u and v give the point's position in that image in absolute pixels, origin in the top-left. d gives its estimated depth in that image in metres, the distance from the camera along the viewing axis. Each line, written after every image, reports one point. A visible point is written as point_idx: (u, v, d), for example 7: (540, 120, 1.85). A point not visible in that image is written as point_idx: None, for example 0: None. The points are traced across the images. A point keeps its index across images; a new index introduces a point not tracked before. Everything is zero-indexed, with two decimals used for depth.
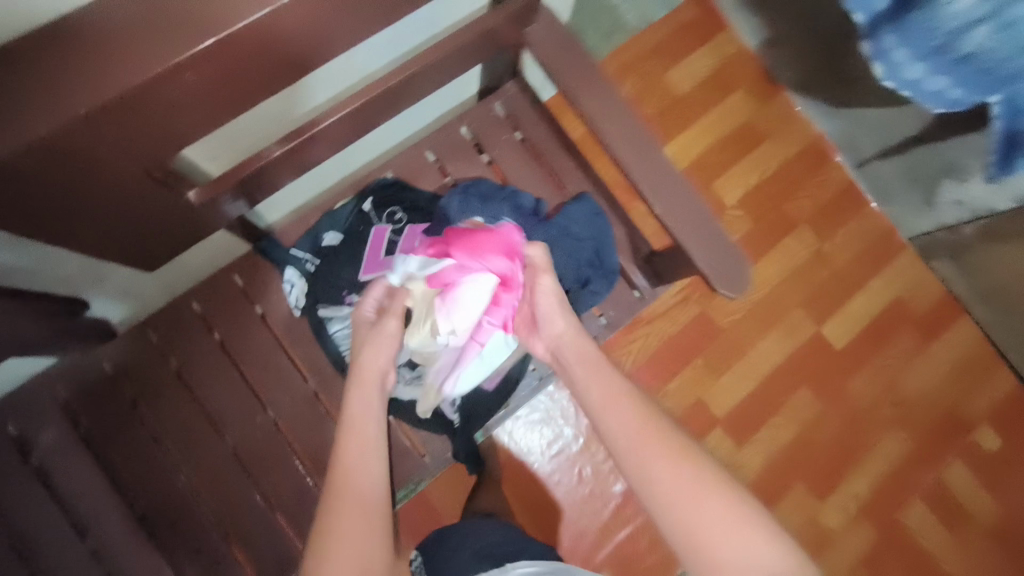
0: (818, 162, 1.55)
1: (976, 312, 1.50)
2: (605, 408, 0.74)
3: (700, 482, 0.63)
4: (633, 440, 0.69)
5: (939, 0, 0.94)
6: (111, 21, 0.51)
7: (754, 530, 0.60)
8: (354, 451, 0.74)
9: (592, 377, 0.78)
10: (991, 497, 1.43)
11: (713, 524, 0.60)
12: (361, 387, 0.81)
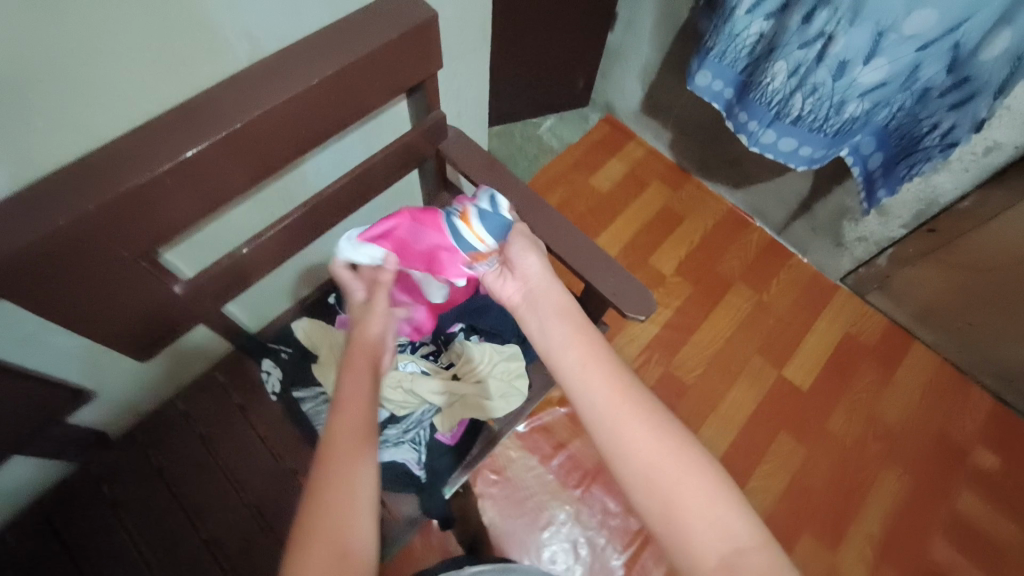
0: (737, 226, 1.72)
1: (923, 335, 1.56)
2: (583, 376, 0.65)
3: (680, 463, 0.58)
4: (611, 411, 0.61)
5: (762, 83, 1.16)
6: (113, 153, 0.63)
7: (724, 503, 0.56)
8: (348, 428, 0.59)
9: (569, 337, 0.69)
10: (1007, 519, 1.37)
11: (691, 488, 0.57)
12: (361, 361, 0.70)
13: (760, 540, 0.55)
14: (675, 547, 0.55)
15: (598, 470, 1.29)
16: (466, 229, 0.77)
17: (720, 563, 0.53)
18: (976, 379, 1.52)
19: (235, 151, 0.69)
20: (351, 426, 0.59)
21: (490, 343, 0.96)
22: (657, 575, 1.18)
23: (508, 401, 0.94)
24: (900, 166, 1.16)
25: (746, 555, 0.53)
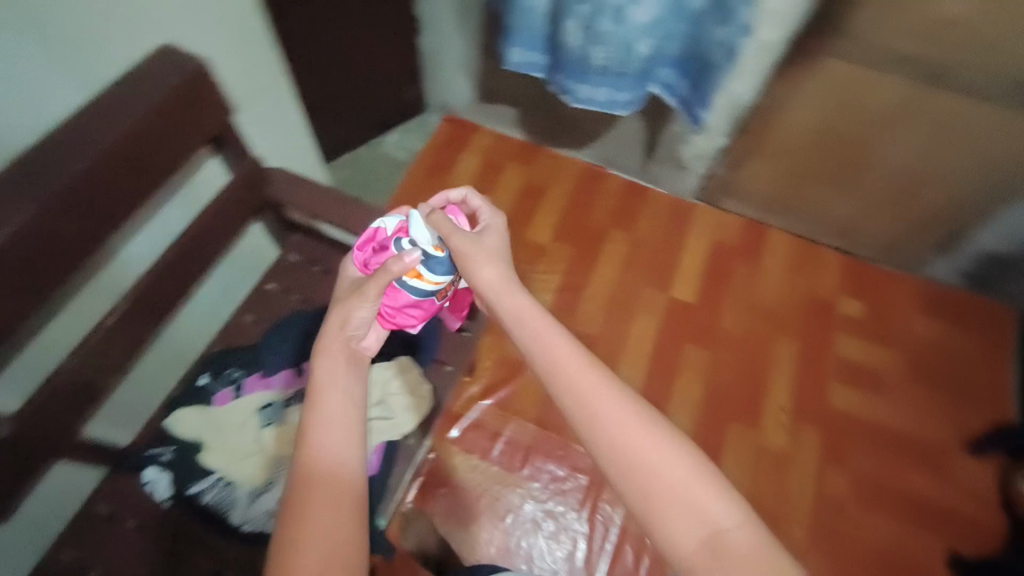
0: (596, 178, 1.76)
1: (773, 221, 1.68)
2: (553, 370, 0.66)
3: (655, 445, 0.60)
4: (587, 400, 0.63)
5: (561, 41, 1.20)
6: None
7: (706, 488, 0.57)
8: (332, 435, 0.64)
9: (540, 331, 0.71)
10: (883, 349, 1.52)
11: (668, 476, 0.58)
12: (340, 357, 0.72)
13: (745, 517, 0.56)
14: (655, 528, 0.57)
15: (536, 443, 1.32)
16: (420, 284, 0.87)
17: (699, 541, 0.55)
18: (827, 246, 1.66)
19: (8, 266, 0.63)
20: (330, 432, 0.64)
21: (382, 363, 0.98)
22: (617, 514, 1.25)
23: (417, 403, 0.95)
24: (703, 85, 1.25)
25: (724, 534, 0.55)
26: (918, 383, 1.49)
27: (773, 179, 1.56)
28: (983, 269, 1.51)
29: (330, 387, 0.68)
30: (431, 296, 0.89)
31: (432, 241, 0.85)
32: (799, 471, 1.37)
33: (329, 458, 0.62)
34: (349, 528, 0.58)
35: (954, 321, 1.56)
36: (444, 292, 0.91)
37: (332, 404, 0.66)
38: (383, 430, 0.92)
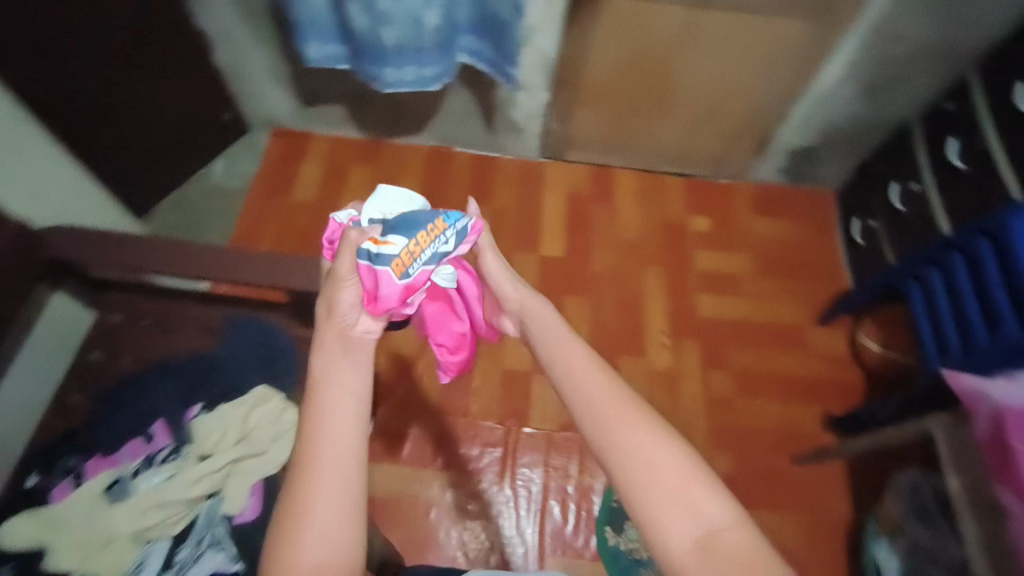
0: (442, 159, 1.75)
1: (617, 162, 1.77)
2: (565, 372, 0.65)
3: (663, 454, 0.57)
4: (602, 410, 0.61)
5: (352, 25, 1.16)
6: None
7: (702, 490, 0.55)
8: (335, 436, 0.56)
9: (559, 336, 0.70)
10: (734, 254, 1.67)
11: (664, 481, 0.55)
12: (339, 347, 0.64)
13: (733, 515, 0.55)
14: (651, 532, 0.55)
15: (442, 432, 1.34)
16: (379, 246, 0.73)
17: (694, 545, 0.53)
18: (668, 172, 1.77)
19: None
20: (331, 432, 0.56)
21: (228, 403, 0.91)
22: (534, 471, 1.31)
23: (285, 429, 0.89)
24: (504, 42, 1.27)
25: (719, 535, 0.53)
26: (767, 274, 1.65)
27: (600, 121, 1.63)
28: (797, 160, 1.68)
29: (331, 382, 0.60)
30: (389, 264, 0.73)
31: (391, 212, 0.80)
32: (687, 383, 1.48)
33: (330, 454, 0.55)
34: (349, 542, 0.52)
35: (786, 212, 1.74)
36: (406, 265, 0.74)
37: (332, 401, 0.58)
38: (253, 467, 0.85)
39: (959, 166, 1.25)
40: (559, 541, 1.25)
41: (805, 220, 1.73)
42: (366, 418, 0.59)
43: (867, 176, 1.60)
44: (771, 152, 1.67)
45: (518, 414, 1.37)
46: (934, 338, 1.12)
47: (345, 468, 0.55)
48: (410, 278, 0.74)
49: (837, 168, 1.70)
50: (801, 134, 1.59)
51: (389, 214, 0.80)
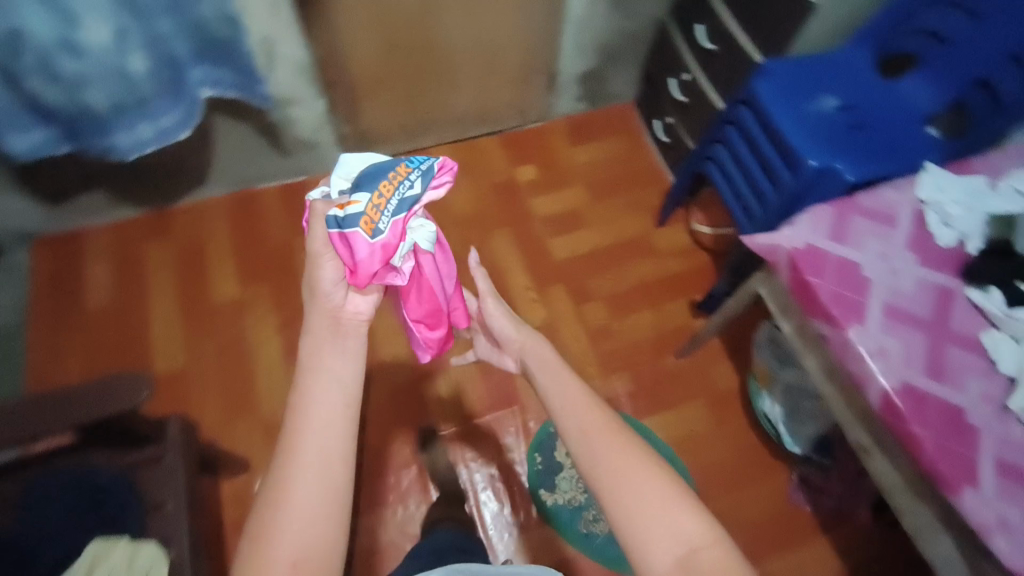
0: (244, 203, 1.59)
1: (428, 140, 1.70)
2: (562, 408, 0.70)
3: (659, 483, 0.61)
4: (601, 451, 0.64)
5: (46, 103, 1.04)
6: None
7: (681, 512, 0.60)
8: (321, 425, 0.59)
9: (558, 377, 0.74)
10: (566, 189, 1.71)
11: (654, 508, 0.60)
12: (326, 334, 0.66)
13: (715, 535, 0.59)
14: (644, 568, 0.58)
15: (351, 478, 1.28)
16: (344, 209, 0.71)
17: (676, 565, 0.57)
18: (479, 134, 1.75)
19: None
20: (317, 423, 0.59)
21: None
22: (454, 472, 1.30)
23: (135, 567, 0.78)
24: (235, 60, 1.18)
25: (699, 553, 0.58)
26: (602, 196, 1.71)
27: (390, 110, 1.56)
28: (590, 82, 1.72)
29: (320, 375, 0.62)
30: (357, 225, 0.70)
31: (346, 176, 0.78)
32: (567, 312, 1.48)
33: (316, 426, 0.59)
34: (331, 528, 0.55)
35: (598, 134, 1.80)
36: (374, 222, 0.71)
37: (320, 392, 0.61)
38: None
39: (711, 48, 1.35)
40: (500, 525, 1.26)
41: (617, 135, 1.80)
42: (350, 407, 0.61)
43: (653, 79, 1.68)
44: (564, 84, 1.69)
45: (420, 425, 1.34)
46: (738, 206, 1.20)
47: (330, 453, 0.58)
48: (382, 237, 0.71)
49: (628, 78, 1.76)
50: (582, 59, 1.62)
51: (349, 177, 0.78)
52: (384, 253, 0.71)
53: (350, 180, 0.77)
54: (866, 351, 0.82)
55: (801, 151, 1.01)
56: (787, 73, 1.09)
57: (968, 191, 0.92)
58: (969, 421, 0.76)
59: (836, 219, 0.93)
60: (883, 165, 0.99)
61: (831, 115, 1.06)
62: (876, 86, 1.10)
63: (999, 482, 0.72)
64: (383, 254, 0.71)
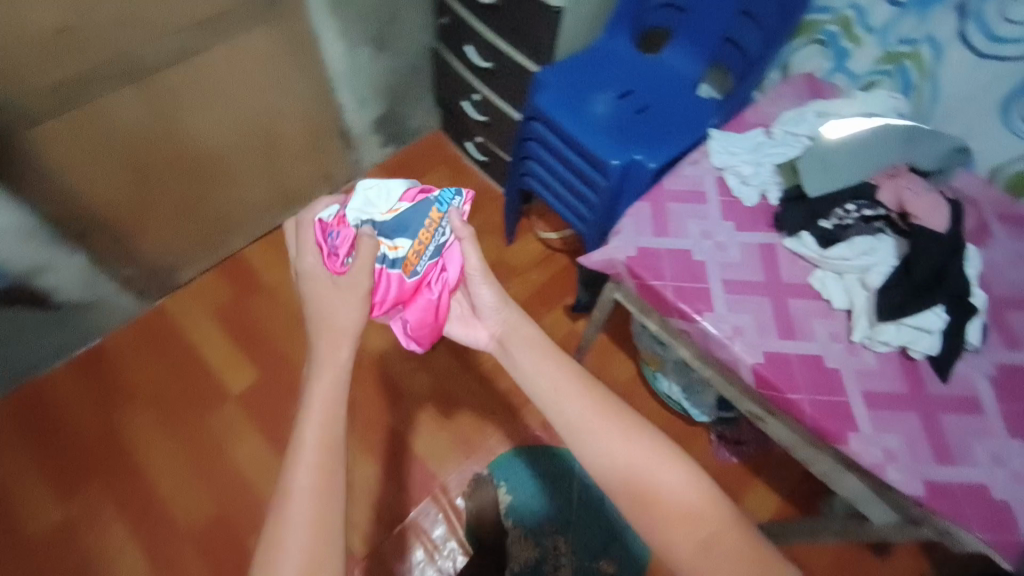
0: (33, 398, 1.29)
1: (236, 241, 1.46)
2: (555, 396, 0.72)
3: (661, 450, 0.66)
4: (586, 430, 0.68)
5: None
6: None
7: (685, 478, 0.63)
8: (320, 430, 0.59)
9: (539, 361, 0.76)
10: None
11: (664, 476, 0.64)
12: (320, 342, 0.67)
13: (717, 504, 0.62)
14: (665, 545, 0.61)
15: None
16: (388, 251, 0.81)
17: (698, 546, 0.60)
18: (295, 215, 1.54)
19: None
20: (315, 429, 0.59)
21: None
22: None
23: None
24: None
25: (719, 535, 0.60)
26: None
27: (175, 234, 1.33)
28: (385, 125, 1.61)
29: (317, 386, 0.63)
30: (398, 267, 0.81)
31: (384, 207, 0.82)
32: (450, 372, 1.37)
33: (316, 442, 0.58)
34: (339, 539, 0.55)
35: (417, 172, 1.70)
36: (413, 265, 0.82)
37: (317, 402, 0.61)
38: None
39: (486, 66, 1.31)
40: None
41: (435, 167, 1.71)
42: (343, 418, 0.61)
43: (448, 104, 1.61)
44: (361, 139, 1.57)
45: None
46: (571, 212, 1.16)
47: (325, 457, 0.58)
48: (416, 278, 0.82)
49: (424, 107, 1.67)
50: (368, 109, 1.50)
51: (393, 207, 0.82)
52: (411, 289, 0.83)
53: (392, 211, 0.81)
54: (726, 334, 0.82)
55: (601, 152, 1.01)
56: (561, 79, 1.09)
57: (751, 146, 0.96)
58: (830, 366, 0.79)
59: (655, 213, 0.92)
60: (676, 141, 1.02)
61: (615, 106, 1.08)
62: (643, 65, 1.14)
63: (872, 417, 0.76)
64: (409, 291, 0.83)
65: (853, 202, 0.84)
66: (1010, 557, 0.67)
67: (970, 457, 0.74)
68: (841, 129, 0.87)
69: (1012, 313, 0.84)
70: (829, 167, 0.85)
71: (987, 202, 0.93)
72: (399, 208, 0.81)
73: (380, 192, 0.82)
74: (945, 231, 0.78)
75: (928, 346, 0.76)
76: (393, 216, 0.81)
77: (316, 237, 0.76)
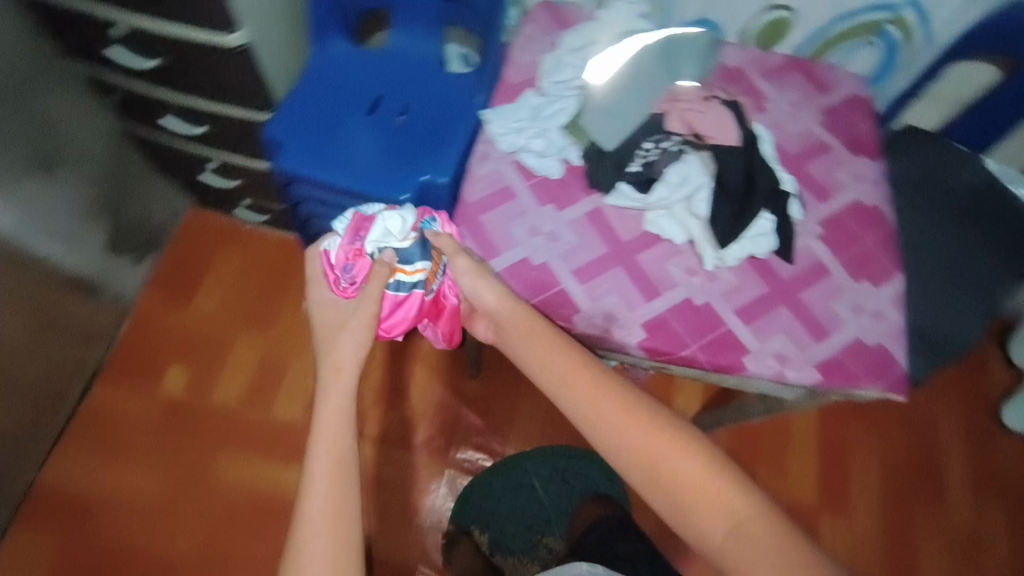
0: None
1: (22, 472, 1.18)
2: (564, 384, 0.63)
3: (678, 440, 0.59)
4: (599, 421, 0.61)
5: None
6: None
7: (706, 463, 0.58)
8: (329, 470, 0.59)
9: (542, 350, 0.66)
10: (229, 346, 1.35)
11: (685, 465, 0.57)
12: (328, 339, 0.68)
13: (743, 487, 0.56)
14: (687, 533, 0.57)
15: None
16: (405, 276, 0.76)
17: (727, 537, 0.54)
18: (78, 397, 1.26)
19: None
20: (325, 467, 0.59)
21: None
22: None
23: None
24: None
25: (744, 524, 0.55)
26: (271, 321, 1.38)
27: None
28: (125, 240, 1.30)
29: (326, 422, 0.61)
30: (417, 288, 0.77)
31: (400, 233, 0.76)
32: (363, 458, 1.23)
33: (328, 447, 0.60)
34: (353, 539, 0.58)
35: (199, 272, 1.41)
36: (433, 283, 0.78)
37: (329, 415, 0.61)
38: None
39: (203, 129, 1.05)
40: None
41: (217, 249, 1.43)
42: (354, 444, 0.61)
43: (186, 178, 1.32)
44: (107, 275, 1.26)
45: None
46: None
47: (336, 501, 0.58)
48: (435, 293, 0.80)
49: (156, 191, 1.36)
50: (88, 240, 1.18)
51: (407, 232, 0.76)
52: (432, 304, 0.81)
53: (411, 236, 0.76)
54: (602, 327, 0.78)
55: (381, 192, 0.90)
56: (299, 129, 0.93)
57: (530, 115, 0.88)
58: (701, 304, 0.79)
59: (475, 234, 0.83)
60: (451, 144, 0.92)
61: (373, 124, 0.95)
62: (376, 66, 0.99)
63: (754, 330, 0.77)
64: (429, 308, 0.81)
65: (650, 138, 0.81)
66: (899, 392, 0.75)
67: (837, 318, 0.78)
68: (603, 72, 0.84)
69: (811, 163, 0.89)
70: (613, 114, 0.83)
71: (750, 65, 0.95)
72: (415, 234, 0.76)
73: (395, 217, 0.76)
74: (739, 143, 0.81)
75: (768, 244, 0.79)
76: (416, 240, 0.76)
77: (326, 268, 0.74)
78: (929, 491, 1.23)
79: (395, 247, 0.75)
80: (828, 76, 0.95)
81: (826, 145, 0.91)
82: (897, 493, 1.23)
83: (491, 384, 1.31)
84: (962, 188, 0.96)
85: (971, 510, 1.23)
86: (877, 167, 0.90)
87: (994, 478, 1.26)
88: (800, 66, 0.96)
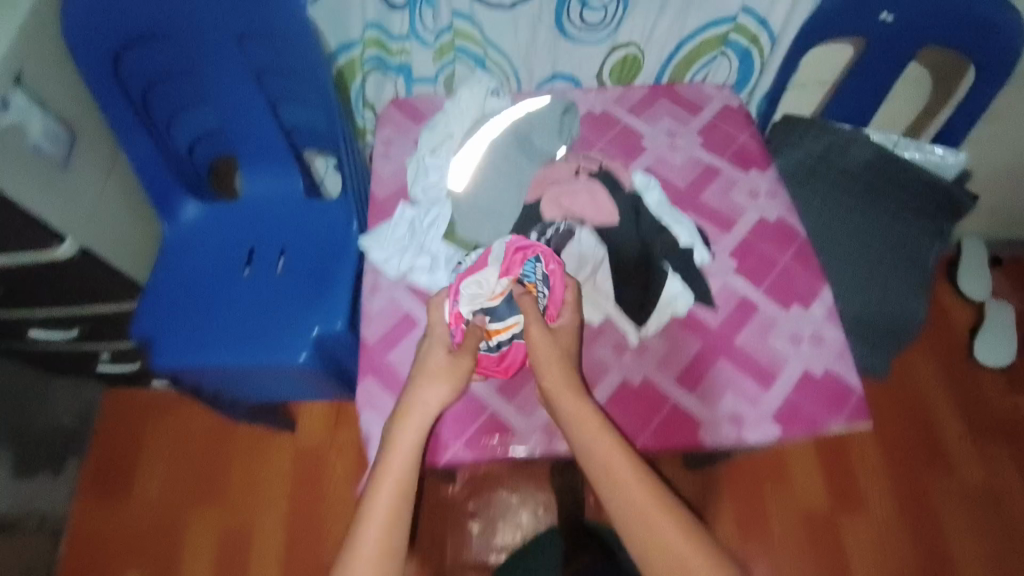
0: None
1: None
2: (615, 479, 0.58)
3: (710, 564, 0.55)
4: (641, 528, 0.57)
5: None
6: None
7: None
8: (397, 486, 0.59)
9: (605, 443, 0.60)
10: (184, 532, 1.23)
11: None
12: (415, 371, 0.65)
13: None
14: None
15: None
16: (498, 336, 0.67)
17: None
18: None
19: None
20: (392, 484, 0.59)
21: None
22: None
23: None
24: None
25: None
26: (223, 488, 1.27)
27: None
28: (33, 454, 1.18)
29: (397, 454, 0.60)
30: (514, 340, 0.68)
31: (490, 294, 0.67)
32: None
33: (393, 479, 0.59)
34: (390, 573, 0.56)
35: (137, 458, 1.30)
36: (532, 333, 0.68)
37: (402, 451, 0.60)
38: None
39: (72, 333, 0.94)
40: None
41: (145, 428, 1.32)
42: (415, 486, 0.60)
43: (86, 370, 1.19)
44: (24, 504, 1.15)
45: None
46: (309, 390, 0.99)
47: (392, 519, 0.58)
48: None
49: (60, 392, 1.24)
50: None
51: (499, 287, 0.67)
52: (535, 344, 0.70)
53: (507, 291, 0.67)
54: (543, 447, 0.70)
55: (273, 357, 0.81)
56: (172, 317, 0.84)
57: (409, 233, 0.81)
58: (638, 383, 0.72)
59: (386, 380, 0.75)
60: (336, 282, 0.85)
61: (248, 284, 0.87)
62: (237, 221, 0.92)
63: (701, 397, 0.71)
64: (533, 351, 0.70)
65: (537, 228, 0.73)
66: (862, 418, 0.69)
67: (779, 355, 0.73)
68: (463, 173, 0.76)
69: (705, 192, 0.84)
70: (487, 213, 0.75)
71: (614, 107, 0.91)
72: (506, 288, 0.67)
73: (481, 276, 0.68)
74: (617, 222, 0.73)
75: (685, 298, 0.74)
76: (502, 299, 0.67)
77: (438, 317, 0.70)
78: (934, 457, 1.21)
79: (482, 311, 0.67)
80: (695, 96, 0.92)
81: (714, 169, 0.86)
82: (905, 467, 1.20)
83: (472, 481, 1.23)
84: (860, 167, 0.94)
85: (979, 461, 1.20)
86: (770, 177, 0.85)
87: (988, 421, 1.24)
88: (664, 92, 0.93)
